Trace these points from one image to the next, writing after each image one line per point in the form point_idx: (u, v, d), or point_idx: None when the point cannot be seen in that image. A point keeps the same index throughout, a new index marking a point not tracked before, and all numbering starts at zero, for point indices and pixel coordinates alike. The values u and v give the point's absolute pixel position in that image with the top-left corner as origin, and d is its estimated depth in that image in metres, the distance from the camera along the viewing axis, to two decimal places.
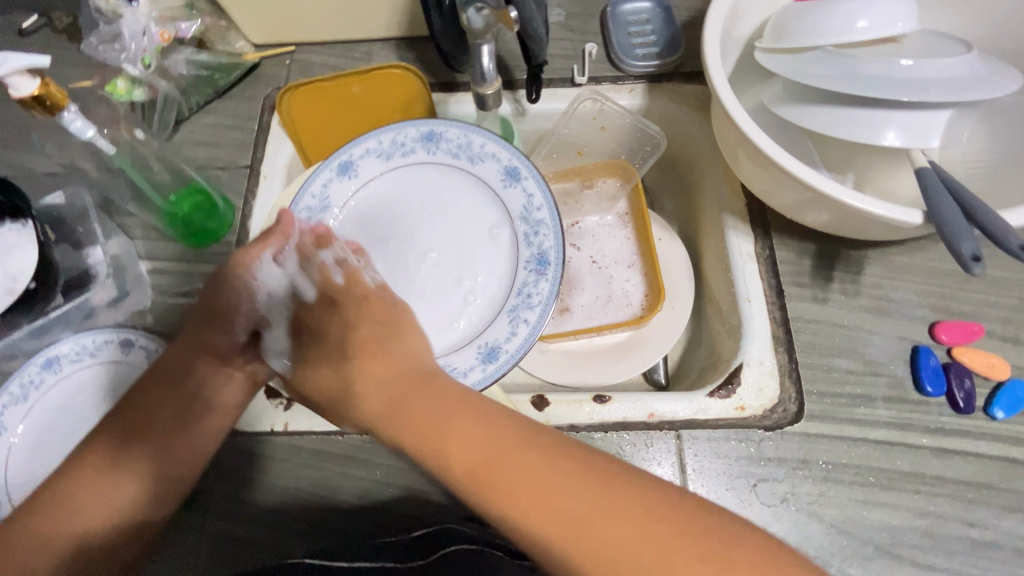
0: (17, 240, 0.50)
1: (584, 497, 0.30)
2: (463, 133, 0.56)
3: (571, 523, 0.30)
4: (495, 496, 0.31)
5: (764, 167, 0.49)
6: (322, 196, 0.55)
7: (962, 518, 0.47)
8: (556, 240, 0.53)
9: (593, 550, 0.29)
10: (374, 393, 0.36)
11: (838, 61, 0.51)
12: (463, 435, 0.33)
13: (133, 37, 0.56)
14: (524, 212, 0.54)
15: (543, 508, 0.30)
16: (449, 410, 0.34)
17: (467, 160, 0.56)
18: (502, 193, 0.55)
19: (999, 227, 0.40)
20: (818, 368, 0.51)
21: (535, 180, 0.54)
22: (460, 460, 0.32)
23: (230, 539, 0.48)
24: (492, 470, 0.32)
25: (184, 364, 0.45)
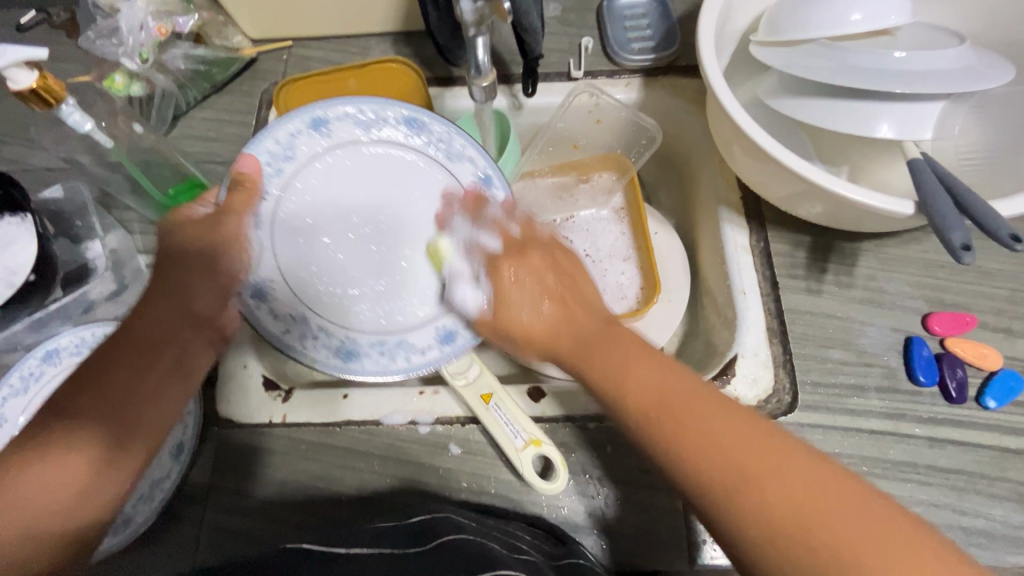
0: (18, 234, 0.52)
1: (761, 455, 0.32)
2: (448, 130, 0.53)
3: (745, 472, 0.32)
4: (670, 433, 0.34)
5: (756, 159, 0.49)
6: (287, 146, 0.49)
7: (954, 507, 0.47)
8: None
9: (772, 503, 0.30)
10: (554, 323, 0.45)
11: (832, 54, 0.51)
12: (642, 374, 0.38)
13: (131, 31, 0.56)
14: None
15: (723, 450, 0.33)
16: (628, 351, 0.40)
17: (446, 157, 0.53)
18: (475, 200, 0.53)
19: (991, 219, 0.40)
20: (812, 359, 0.52)
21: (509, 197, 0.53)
22: (639, 395, 0.37)
23: (229, 531, 0.48)
24: (670, 409, 0.35)
25: (161, 332, 0.43)
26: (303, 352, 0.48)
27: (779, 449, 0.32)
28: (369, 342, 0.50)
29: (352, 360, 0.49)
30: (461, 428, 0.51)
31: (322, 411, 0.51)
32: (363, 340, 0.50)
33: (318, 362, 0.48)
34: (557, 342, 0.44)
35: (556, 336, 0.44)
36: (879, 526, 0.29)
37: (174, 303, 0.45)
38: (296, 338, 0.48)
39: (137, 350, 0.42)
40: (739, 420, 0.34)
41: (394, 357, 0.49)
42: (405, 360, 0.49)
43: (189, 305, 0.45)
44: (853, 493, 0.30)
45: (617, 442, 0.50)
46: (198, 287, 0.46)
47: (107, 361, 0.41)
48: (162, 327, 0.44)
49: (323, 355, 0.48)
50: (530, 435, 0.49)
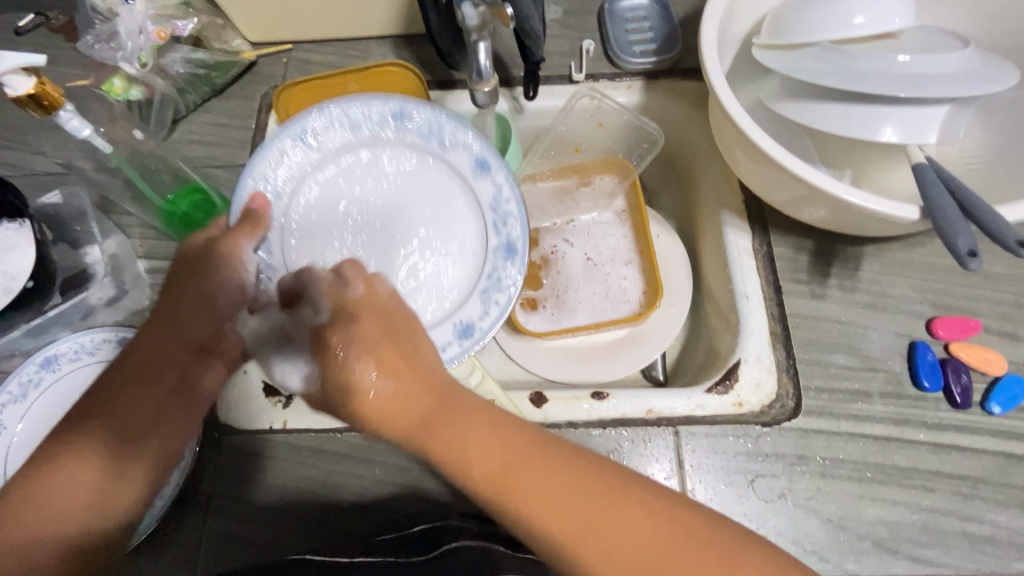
0: (16, 240, 0.51)
1: (597, 505, 0.33)
2: (432, 116, 0.52)
3: (586, 529, 0.32)
4: (515, 499, 0.33)
5: (758, 162, 0.49)
6: (281, 165, 0.50)
7: (959, 513, 0.47)
8: (524, 228, 0.51)
9: (607, 547, 0.32)
10: (391, 406, 0.36)
11: (835, 58, 0.51)
12: (483, 441, 0.34)
13: (131, 35, 0.56)
14: (493, 204, 0.52)
15: (564, 517, 0.32)
16: (469, 421, 0.35)
17: (437, 145, 0.52)
18: (471, 183, 0.52)
19: (997, 223, 0.40)
20: (816, 364, 0.52)
21: (504, 173, 0.52)
22: (480, 467, 0.33)
23: (230, 537, 0.48)
24: (511, 475, 0.33)
25: (163, 359, 0.44)
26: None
27: (611, 493, 0.33)
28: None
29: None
30: None
31: (323, 418, 0.50)
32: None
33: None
34: (396, 428, 0.36)
35: (401, 421, 0.36)
36: (691, 544, 0.32)
37: (173, 330, 0.45)
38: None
39: (141, 377, 0.43)
40: (577, 482, 0.33)
41: None
42: None
43: (190, 333, 0.45)
44: (676, 528, 0.32)
45: (621, 448, 0.49)
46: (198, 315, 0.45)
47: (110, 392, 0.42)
48: (161, 355, 0.44)
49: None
50: None
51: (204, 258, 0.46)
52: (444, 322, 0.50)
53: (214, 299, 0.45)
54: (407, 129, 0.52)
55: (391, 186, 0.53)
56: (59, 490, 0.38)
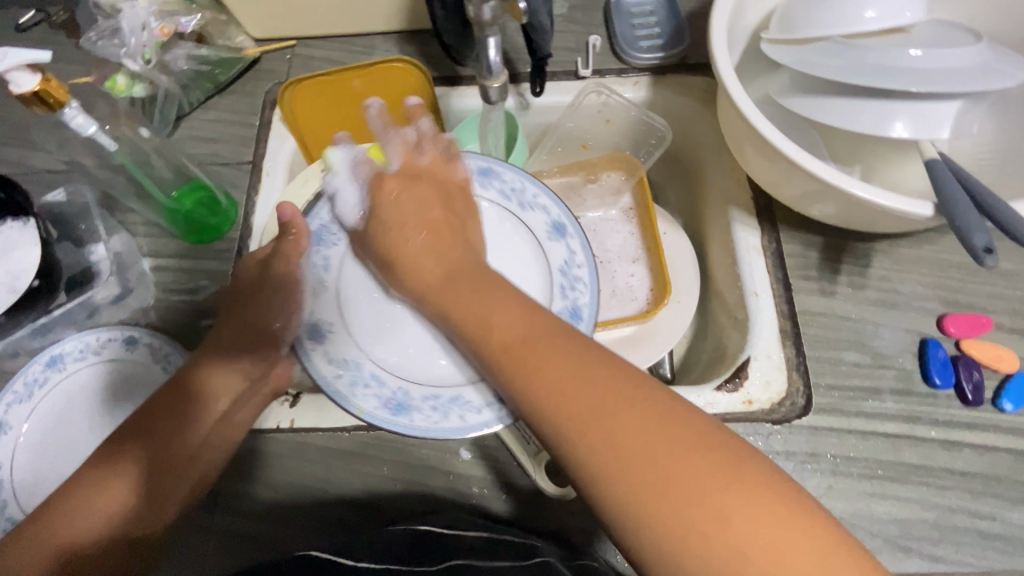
0: (19, 239, 0.50)
1: (606, 388, 0.33)
2: (519, 180, 0.53)
3: (589, 409, 0.33)
4: (526, 369, 0.35)
5: (768, 158, 0.49)
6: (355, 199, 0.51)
7: (971, 511, 0.46)
8: (593, 298, 0.49)
9: (607, 428, 0.32)
10: (424, 254, 0.46)
11: (846, 52, 0.50)
12: (506, 317, 0.39)
13: (133, 32, 0.55)
14: (563, 267, 0.51)
15: (565, 388, 0.34)
16: (495, 292, 0.41)
17: (517, 206, 0.53)
18: (543, 245, 0.51)
19: (1010, 219, 0.40)
20: (826, 361, 0.51)
21: (581, 240, 0.51)
22: (500, 336, 0.38)
23: (237, 537, 0.48)
24: (526, 347, 0.36)
25: (212, 383, 0.46)
26: (349, 399, 0.44)
27: (621, 387, 0.33)
28: (422, 397, 0.45)
29: (401, 415, 0.44)
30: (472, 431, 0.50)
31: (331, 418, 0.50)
32: (416, 393, 0.45)
33: (364, 411, 0.43)
34: (425, 279, 0.44)
35: (427, 270, 0.45)
36: (696, 445, 0.31)
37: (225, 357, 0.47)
38: (343, 381, 0.45)
39: (183, 398, 0.45)
40: (585, 363, 0.35)
41: (446, 413, 0.44)
42: (458, 417, 0.44)
43: (238, 360, 0.48)
44: (675, 422, 0.32)
45: None
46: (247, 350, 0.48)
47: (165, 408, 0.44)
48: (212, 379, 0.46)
49: (371, 404, 0.44)
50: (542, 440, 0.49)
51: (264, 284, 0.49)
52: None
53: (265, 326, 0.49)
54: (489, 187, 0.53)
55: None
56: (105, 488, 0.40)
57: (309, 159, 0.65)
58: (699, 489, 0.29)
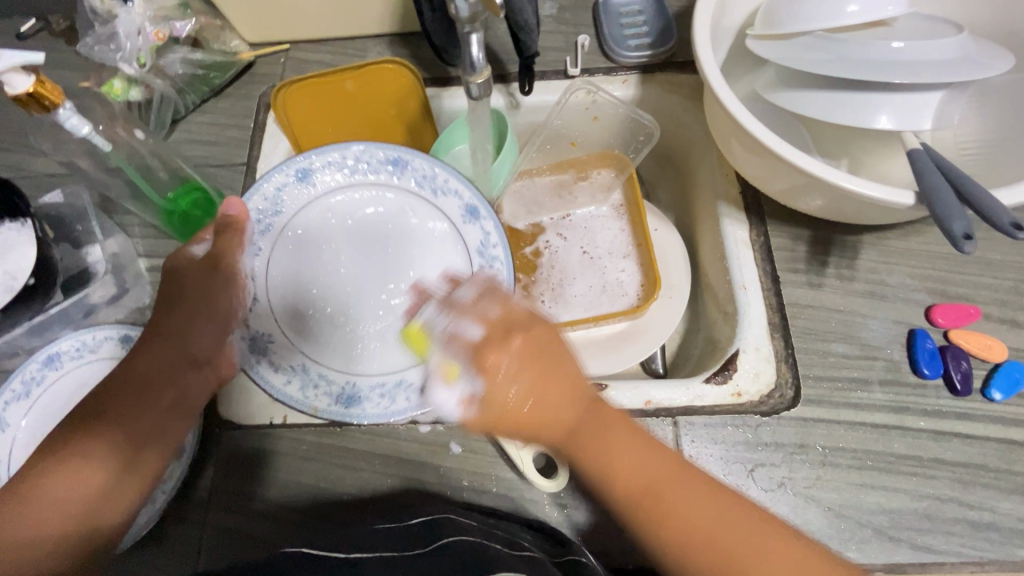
0: (18, 239, 0.51)
1: (744, 534, 0.36)
2: (430, 165, 0.54)
3: (735, 557, 0.35)
4: (658, 519, 0.37)
5: (755, 154, 0.49)
6: (274, 201, 0.52)
7: (961, 501, 0.46)
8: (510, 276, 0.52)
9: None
10: (546, 419, 0.37)
11: (829, 46, 0.51)
12: (630, 461, 0.38)
13: (128, 36, 0.57)
14: (480, 248, 0.53)
15: (707, 536, 0.36)
16: (619, 437, 0.39)
17: (431, 192, 0.55)
18: (460, 228, 0.54)
19: (991, 207, 0.40)
20: (815, 353, 0.51)
21: (493, 221, 0.53)
22: (630, 483, 0.38)
23: (230, 533, 0.48)
24: (656, 496, 0.37)
25: (161, 372, 0.47)
26: (304, 402, 0.48)
27: (756, 525, 0.37)
28: (368, 386, 0.49)
29: (352, 405, 0.48)
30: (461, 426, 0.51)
31: None
32: (363, 384, 0.50)
33: (319, 409, 0.47)
34: (550, 436, 0.38)
35: (551, 425, 0.37)
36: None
37: (177, 339, 0.48)
38: (295, 387, 0.48)
39: (133, 385, 0.45)
40: (719, 511, 0.37)
41: (394, 397, 0.48)
42: (404, 400, 0.48)
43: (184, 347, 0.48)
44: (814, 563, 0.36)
45: None
46: (195, 330, 0.49)
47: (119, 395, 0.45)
48: (162, 368, 0.47)
49: (325, 403, 0.48)
50: None
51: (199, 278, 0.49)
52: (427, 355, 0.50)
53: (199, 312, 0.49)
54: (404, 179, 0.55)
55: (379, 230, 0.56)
56: (72, 477, 0.41)
57: None
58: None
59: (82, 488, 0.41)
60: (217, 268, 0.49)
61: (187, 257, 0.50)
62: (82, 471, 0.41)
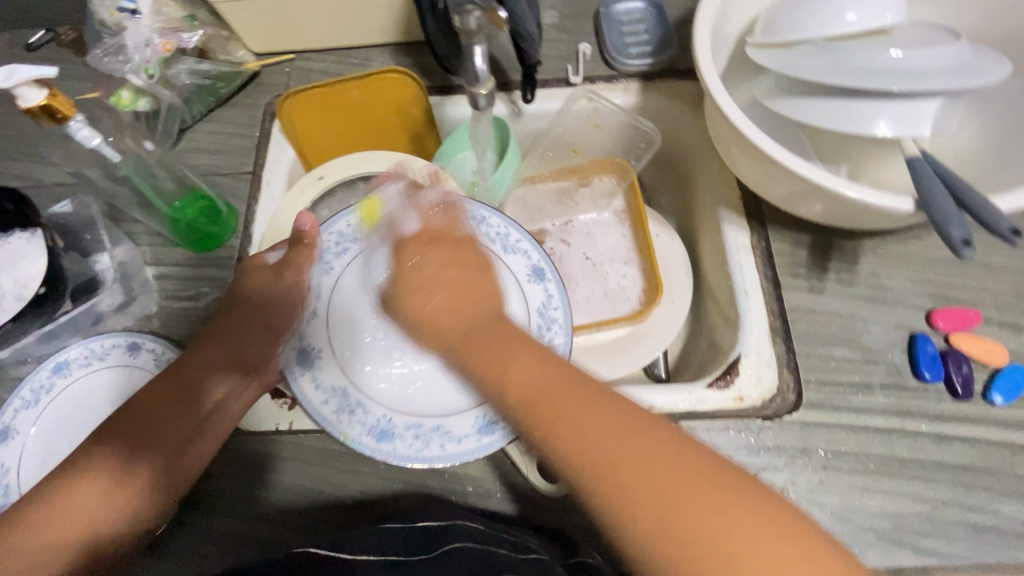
0: (26, 249, 0.51)
1: (631, 437, 0.35)
2: (505, 224, 0.53)
3: (613, 458, 0.34)
4: (544, 421, 0.36)
5: (754, 159, 0.50)
6: (354, 228, 0.53)
7: (962, 504, 0.47)
8: (567, 341, 0.48)
9: (633, 479, 0.33)
10: (449, 318, 0.43)
11: (829, 54, 0.51)
12: (523, 367, 0.39)
13: (137, 48, 0.58)
14: (541, 309, 0.50)
15: (592, 441, 0.34)
16: (521, 348, 0.40)
17: (500, 249, 0.52)
18: (523, 287, 0.51)
19: (989, 212, 0.40)
20: (816, 357, 0.52)
21: (558, 283, 0.51)
22: (516, 388, 0.38)
23: (238, 536, 0.49)
24: (544, 399, 0.37)
25: (204, 377, 0.49)
26: (336, 425, 0.45)
27: (652, 440, 0.34)
28: (405, 424, 0.46)
29: (383, 442, 0.45)
30: None
31: None
32: (400, 421, 0.46)
33: (350, 437, 0.45)
34: (450, 334, 0.43)
35: (448, 324, 0.43)
36: (712, 492, 0.32)
37: (226, 345, 0.51)
38: (331, 408, 0.46)
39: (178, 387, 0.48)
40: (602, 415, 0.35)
41: (428, 442, 0.45)
42: (439, 447, 0.45)
43: (237, 353, 0.51)
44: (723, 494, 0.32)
45: None
46: (252, 338, 0.52)
47: (160, 396, 0.47)
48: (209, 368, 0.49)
49: (356, 431, 0.45)
50: None
51: (267, 297, 0.51)
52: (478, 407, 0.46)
53: (263, 322, 0.52)
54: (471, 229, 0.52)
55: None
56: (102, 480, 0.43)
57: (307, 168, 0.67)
58: (706, 545, 0.31)
59: (104, 495, 0.42)
60: (282, 279, 0.50)
61: (258, 262, 0.52)
62: (99, 472, 0.43)
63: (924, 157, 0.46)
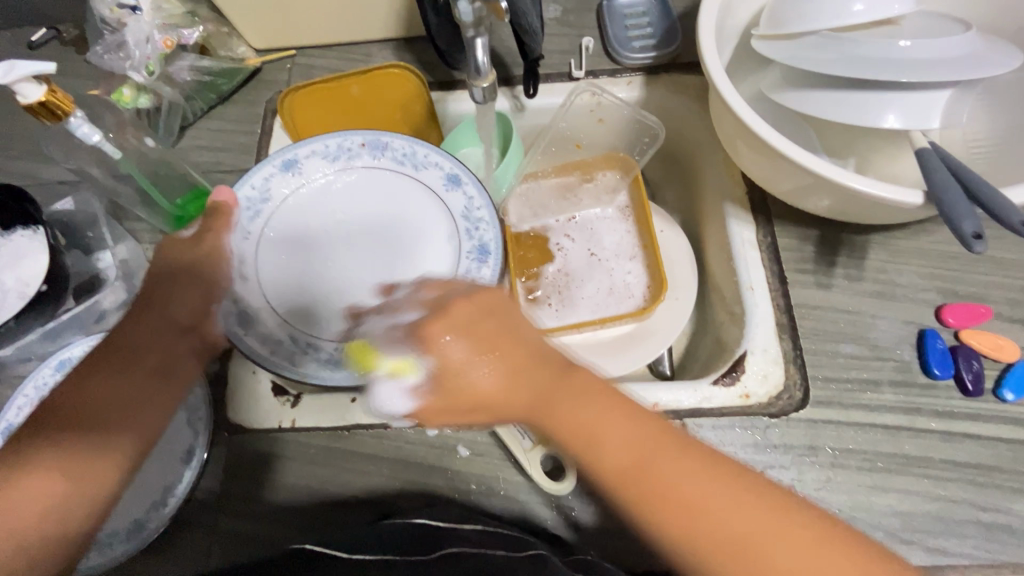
0: (30, 246, 0.53)
1: (736, 504, 0.35)
2: (409, 145, 0.56)
3: (724, 528, 0.34)
4: (648, 494, 0.35)
5: (759, 152, 0.49)
6: (263, 190, 0.55)
7: (973, 502, 0.46)
8: (496, 232, 0.54)
9: (744, 547, 0.34)
10: (507, 398, 0.35)
11: (836, 46, 0.50)
12: (617, 432, 0.36)
13: (137, 45, 0.57)
14: (465, 212, 0.55)
15: (703, 512, 0.34)
16: (600, 406, 0.36)
17: (411, 168, 0.57)
18: (443, 197, 0.56)
19: (1000, 204, 0.39)
20: (823, 354, 0.51)
21: (475, 184, 0.55)
22: (614, 457, 0.35)
23: (241, 536, 0.48)
24: (644, 470, 0.35)
25: (144, 341, 0.44)
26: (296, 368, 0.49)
27: (758, 498, 0.35)
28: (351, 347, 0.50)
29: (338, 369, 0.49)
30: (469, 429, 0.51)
31: (331, 416, 0.51)
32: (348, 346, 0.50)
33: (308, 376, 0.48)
34: (516, 409, 0.36)
35: (511, 401, 0.35)
36: (820, 544, 0.35)
37: (159, 308, 0.46)
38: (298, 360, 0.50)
39: (117, 357, 0.43)
40: (708, 480, 0.35)
41: None
42: None
43: (169, 311, 0.46)
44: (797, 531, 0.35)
45: None
46: (180, 294, 0.47)
47: (97, 370, 0.42)
48: (149, 335, 0.45)
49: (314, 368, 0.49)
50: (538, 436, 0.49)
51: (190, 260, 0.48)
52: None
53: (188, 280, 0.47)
54: (380, 159, 0.57)
55: (364, 205, 0.57)
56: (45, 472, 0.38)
57: None
58: None
59: (48, 485, 0.37)
60: (203, 243, 0.49)
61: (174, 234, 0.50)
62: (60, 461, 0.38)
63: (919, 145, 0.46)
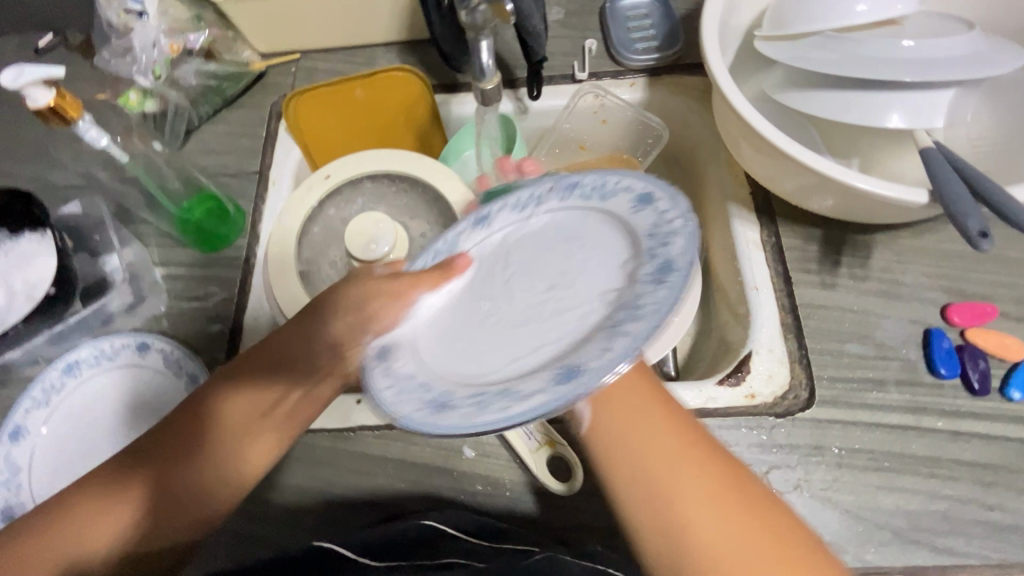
0: (36, 250, 0.52)
1: (698, 484, 0.35)
2: (601, 175, 0.44)
3: (667, 491, 0.35)
4: (618, 450, 0.37)
5: (768, 156, 0.49)
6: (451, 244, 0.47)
7: (981, 502, 0.46)
8: (687, 248, 0.38)
9: (680, 512, 0.35)
10: None
11: (839, 46, 0.50)
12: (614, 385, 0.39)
13: (145, 49, 0.58)
14: (652, 230, 0.40)
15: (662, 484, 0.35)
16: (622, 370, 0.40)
17: (598, 200, 0.44)
18: (630, 220, 0.42)
19: (1007, 202, 0.40)
20: (829, 353, 0.51)
21: (669, 199, 0.40)
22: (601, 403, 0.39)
23: (246, 536, 0.49)
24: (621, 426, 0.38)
25: (251, 378, 0.44)
26: (390, 404, 0.37)
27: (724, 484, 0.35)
28: (467, 395, 0.37)
29: (437, 414, 0.36)
30: (474, 431, 0.51)
31: (337, 418, 0.51)
32: (465, 392, 0.37)
33: (402, 417, 0.36)
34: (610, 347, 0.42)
35: None
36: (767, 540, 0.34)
37: (282, 351, 0.45)
38: (389, 389, 0.38)
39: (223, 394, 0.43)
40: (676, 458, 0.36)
41: (488, 405, 0.35)
42: (499, 409, 0.35)
43: (287, 357, 0.45)
44: (750, 517, 0.34)
45: None
46: (301, 343, 0.45)
47: (207, 404, 0.43)
48: (259, 376, 0.44)
49: (409, 409, 0.37)
50: (543, 437, 0.49)
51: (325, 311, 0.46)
52: (554, 362, 0.37)
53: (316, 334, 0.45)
54: (573, 198, 0.45)
55: (545, 252, 0.44)
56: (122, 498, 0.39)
57: (313, 166, 0.67)
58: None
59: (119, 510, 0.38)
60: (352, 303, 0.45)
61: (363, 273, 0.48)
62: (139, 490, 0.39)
63: (927, 144, 0.46)
